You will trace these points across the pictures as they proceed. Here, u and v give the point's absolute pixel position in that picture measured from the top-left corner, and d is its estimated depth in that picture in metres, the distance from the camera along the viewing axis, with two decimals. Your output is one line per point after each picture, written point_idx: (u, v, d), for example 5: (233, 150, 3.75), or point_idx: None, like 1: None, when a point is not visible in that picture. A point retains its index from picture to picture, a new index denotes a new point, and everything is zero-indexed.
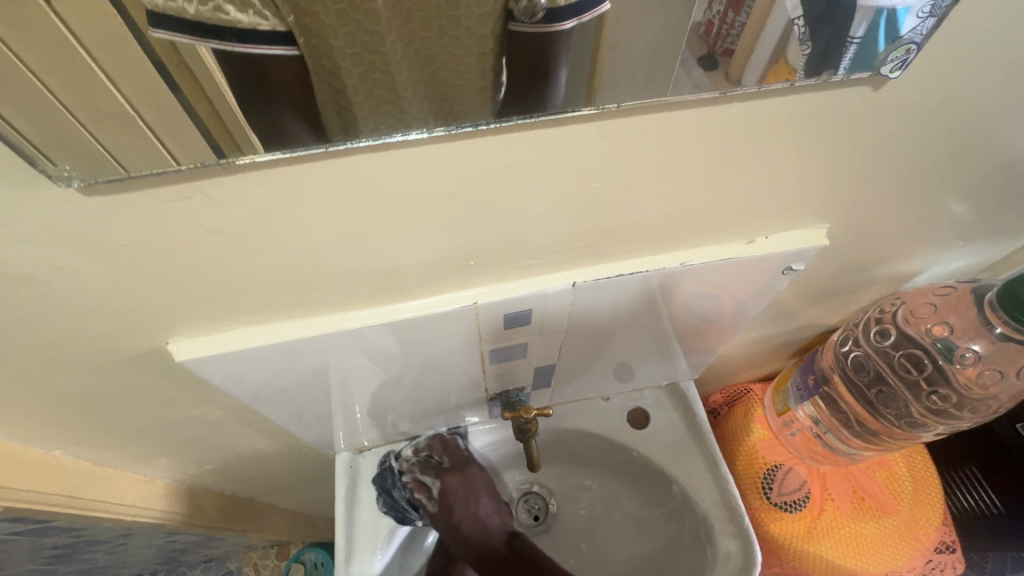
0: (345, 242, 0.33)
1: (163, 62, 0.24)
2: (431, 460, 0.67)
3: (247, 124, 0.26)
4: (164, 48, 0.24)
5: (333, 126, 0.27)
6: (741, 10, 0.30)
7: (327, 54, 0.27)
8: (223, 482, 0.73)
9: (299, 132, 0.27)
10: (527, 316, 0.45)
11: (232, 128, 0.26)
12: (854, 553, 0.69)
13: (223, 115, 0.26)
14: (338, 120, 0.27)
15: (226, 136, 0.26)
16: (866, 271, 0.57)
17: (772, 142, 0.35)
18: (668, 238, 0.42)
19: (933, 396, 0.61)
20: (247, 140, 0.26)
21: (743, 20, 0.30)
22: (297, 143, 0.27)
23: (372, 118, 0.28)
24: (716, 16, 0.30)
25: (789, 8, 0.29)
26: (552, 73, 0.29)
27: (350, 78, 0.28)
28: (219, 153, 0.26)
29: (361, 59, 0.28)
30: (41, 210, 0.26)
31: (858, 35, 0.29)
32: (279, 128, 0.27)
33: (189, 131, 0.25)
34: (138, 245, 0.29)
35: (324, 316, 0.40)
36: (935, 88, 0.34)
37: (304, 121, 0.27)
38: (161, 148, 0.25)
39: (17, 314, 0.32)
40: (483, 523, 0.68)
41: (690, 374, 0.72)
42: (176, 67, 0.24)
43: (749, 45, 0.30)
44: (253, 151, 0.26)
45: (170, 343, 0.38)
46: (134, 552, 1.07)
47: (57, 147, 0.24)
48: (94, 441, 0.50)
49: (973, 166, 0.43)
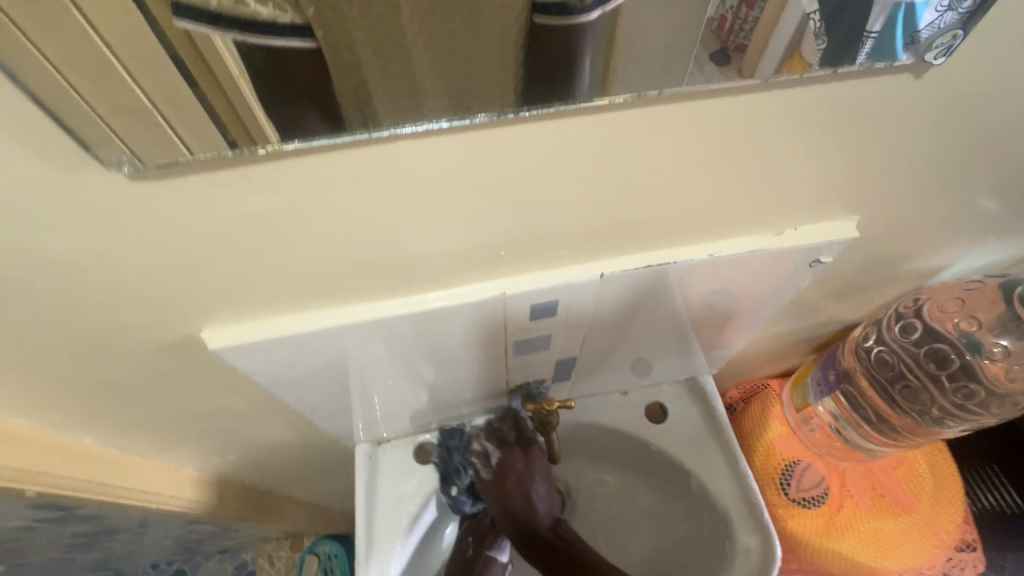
0: (376, 231, 0.33)
1: (180, 56, 0.24)
2: (499, 430, 0.65)
3: (262, 114, 0.26)
4: (184, 46, 0.24)
5: (352, 118, 0.27)
6: (756, 5, 0.29)
7: (347, 47, 0.27)
8: (243, 473, 0.73)
9: (316, 124, 0.27)
10: (552, 308, 0.45)
11: (244, 118, 0.26)
12: (873, 550, 0.68)
13: (237, 107, 0.26)
14: (356, 111, 0.27)
15: (239, 126, 0.26)
16: (891, 266, 0.56)
17: (806, 131, 0.34)
18: (695, 229, 0.42)
19: (958, 392, 0.61)
20: (261, 133, 0.26)
21: (757, 16, 0.29)
22: (315, 135, 0.27)
23: (390, 111, 0.28)
24: (730, 11, 0.29)
25: (806, 3, 0.29)
26: (576, 65, 0.29)
27: (371, 71, 0.28)
28: (232, 143, 0.26)
29: (382, 52, 0.28)
30: (86, 195, 0.26)
31: (875, 29, 0.29)
32: (298, 120, 0.26)
33: (201, 121, 0.25)
34: (177, 232, 0.30)
35: (352, 306, 0.40)
36: (973, 77, 0.34)
37: (321, 111, 0.27)
38: (177, 139, 0.25)
39: (55, 302, 0.33)
40: (533, 504, 0.62)
41: (708, 369, 0.72)
42: (194, 62, 0.25)
43: (759, 45, 0.29)
44: (265, 142, 0.26)
45: (205, 331, 0.39)
46: (151, 542, 1.08)
47: (94, 140, 0.24)
48: (121, 429, 0.51)
49: (1007, 159, 0.43)
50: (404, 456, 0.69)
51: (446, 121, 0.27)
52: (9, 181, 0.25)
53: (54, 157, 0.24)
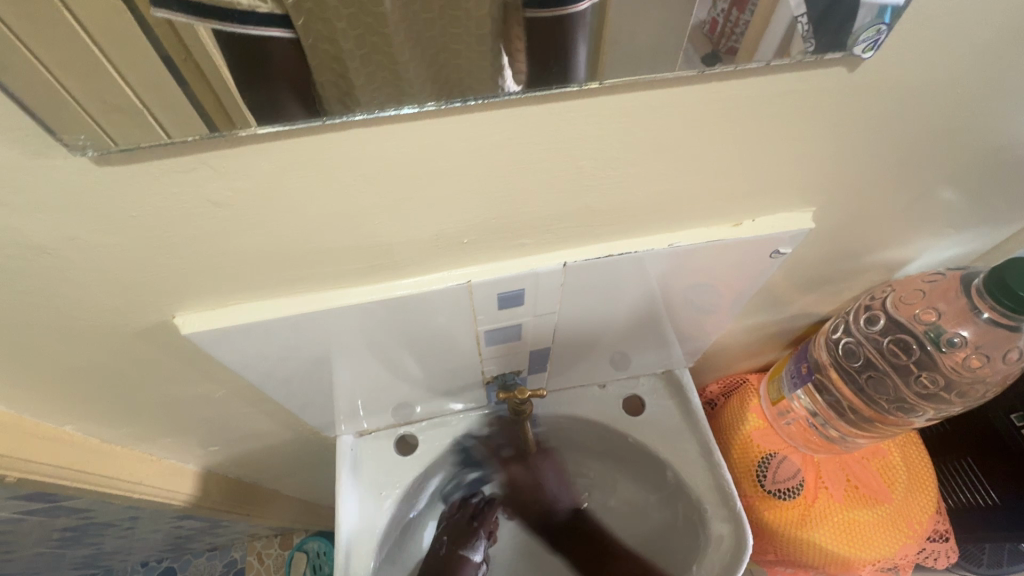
0: (341, 217, 0.35)
1: (171, 57, 0.25)
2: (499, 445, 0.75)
3: (239, 96, 0.27)
4: (172, 42, 0.25)
5: (330, 97, 0.28)
6: (746, 9, 0.29)
7: (330, 39, 0.27)
8: (227, 465, 0.75)
9: (291, 104, 0.27)
10: (520, 296, 0.47)
11: (222, 98, 0.27)
12: (846, 540, 0.69)
13: (218, 93, 0.26)
14: (335, 90, 0.28)
15: (218, 109, 0.27)
16: (858, 257, 0.58)
17: (756, 123, 0.36)
18: (656, 219, 0.43)
19: (922, 379, 0.63)
20: (238, 112, 0.27)
21: (747, 19, 0.30)
22: (288, 116, 0.27)
23: (368, 87, 0.28)
24: (721, 14, 0.29)
25: (793, 6, 0.30)
26: (570, 50, 0.29)
27: (353, 61, 0.28)
28: (209, 125, 0.27)
29: (364, 41, 0.28)
30: (56, 179, 0.28)
31: (863, 25, 0.30)
32: (275, 99, 0.27)
33: (179, 105, 0.26)
34: (147, 217, 0.31)
35: (322, 293, 0.42)
36: (921, 70, 0.35)
37: (297, 94, 0.27)
38: (155, 126, 0.26)
39: (31, 285, 0.34)
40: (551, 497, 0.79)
41: (685, 361, 0.73)
42: (183, 63, 0.26)
43: (753, 43, 0.30)
44: (246, 126, 0.27)
45: (176, 317, 0.40)
46: (140, 537, 1.09)
47: (71, 127, 0.25)
48: (104, 417, 0.52)
49: (961, 150, 0.44)
50: (385, 448, 0.70)
51: (396, 108, 0.28)
52: None
53: (23, 141, 0.25)
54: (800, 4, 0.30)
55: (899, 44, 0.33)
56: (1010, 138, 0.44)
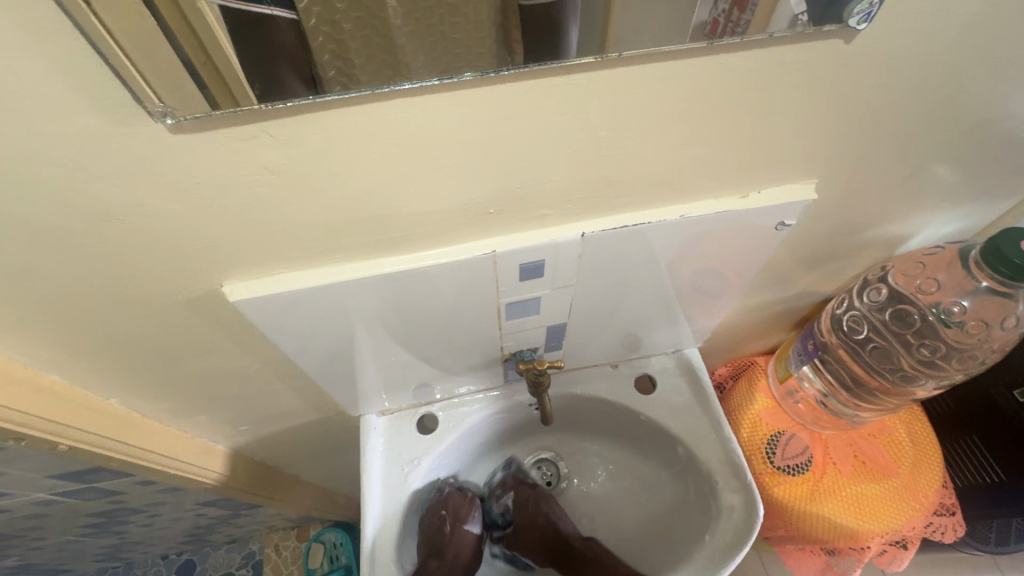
0: (377, 186, 0.38)
1: (191, 59, 0.28)
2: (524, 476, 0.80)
3: (242, 75, 0.29)
4: (189, 39, 0.28)
5: (329, 76, 0.31)
6: (746, 9, 0.33)
7: (330, 23, 0.31)
8: (254, 447, 0.77)
9: (293, 82, 0.30)
10: (540, 267, 0.50)
11: (227, 80, 0.29)
12: (855, 513, 0.71)
13: (225, 76, 0.29)
14: (334, 69, 0.31)
15: (224, 91, 0.29)
16: (857, 233, 0.60)
17: (758, 94, 0.38)
18: (667, 190, 0.46)
19: (922, 348, 0.66)
20: (243, 92, 0.30)
21: (749, 18, 0.33)
22: (291, 94, 0.30)
23: (369, 66, 0.32)
24: (721, 13, 0.33)
25: (795, 4, 0.33)
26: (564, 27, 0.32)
27: (352, 42, 0.32)
28: (213, 104, 0.29)
29: (364, 24, 0.32)
30: (131, 147, 0.31)
31: None
32: (275, 76, 0.30)
33: (184, 87, 0.29)
34: (208, 183, 0.34)
35: (357, 263, 0.45)
36: (915, 42, 0.38)
37: (297, 72, 0.30)
38: (162, 106, 0.29)
39: (98, 250, 0.37)
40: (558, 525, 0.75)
41: (694, 341, 0.75)
42: (203, 65, 0.29)
43: (767, 16, 0.34)
44: (248, 104, 0.30)
45: (224, 286, 0.44)
46: (163, 527, 1.12)
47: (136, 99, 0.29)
48: (145, 390, 0.55)
49: (954, 126, 0.47)
50: (406, 426, 0.73)
51: (438, 78, 0.31)
52: (71, 131, 0.29)
53: (109, 111, 0.29)
54: (801, 3, 0.33)
55: (889, 20, 0.36)
56: (999, 112, 0.46)
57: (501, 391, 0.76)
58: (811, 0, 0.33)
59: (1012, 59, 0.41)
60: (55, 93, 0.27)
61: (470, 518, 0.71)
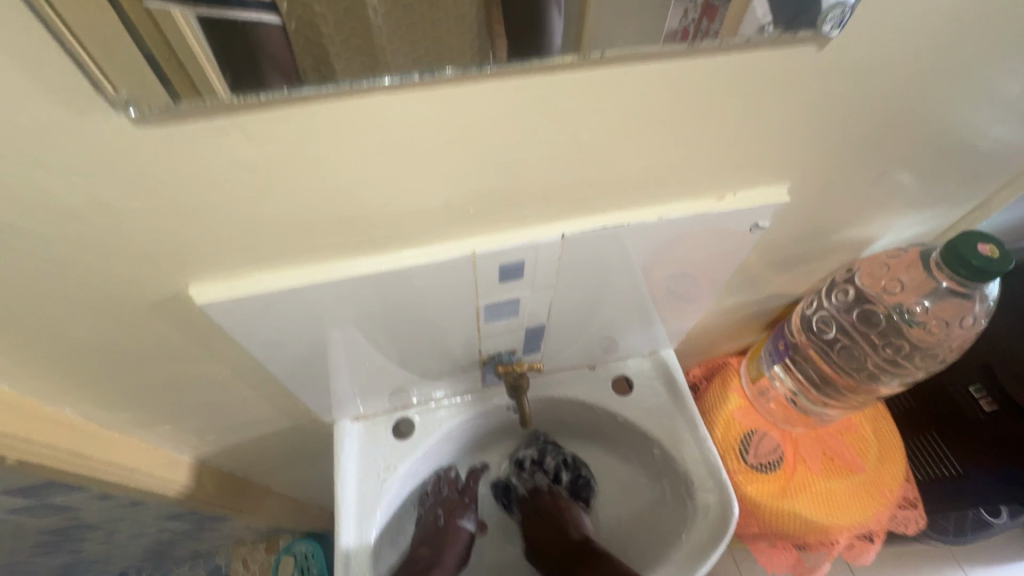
0: (354, 184, 0.37)
1: (153, 53, 0.27)
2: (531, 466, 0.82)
3: (210, 71, 0.28)
4: (154, 37, 0.27)
5: (309, 76, 0.30)
6: (714, 20, 0.34)
7: (311, 25, 0.31)
8: (222, 457, 0.74)
9: (273, 78, 0.29)
10: (520, 269, 0.50)
11: (192, 74, 0.28)
12: (825, 509, 0.73)
13: (189, 70, 0.28)
14: (314, 71, 0.30)
15: (187, 83, 0.28)
16: (826, 236, 0.62)
17: (736, 98, 0.39)
18: (646, 192, 0.47)
19: (887, 347, 0.68)
20: (208, 85, 0.28)
21: (716, 28, 0.34)
22: (270, 88, 0.29)
23: (348, 67, 0.31)
24: (691, 23, 0.34)
25: (761, 14, 0.34)
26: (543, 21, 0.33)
27: (332, 44, 0.31)
28: (175, 96, 0.28)
29: (342, 27, 0.31)
30: (93, 142, 0.29)
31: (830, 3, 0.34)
32: (254, 70, 0.29)
33: (142, 76, 0.27)
34: (176, 180, 0.33)
35: (331, 266, 0.44)
36: (883, 52, 0.39)
37: (279, 70, 0.30)
38: (118, 97, 0.27)
39: (54, 251, 0.35)
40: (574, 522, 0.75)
41: (669, 342, 0.76)
42: (166, 60, 0.27)
43: (735, 22, 0.34)
44: (214, 96, 0.28)
45: (190, 289, 0.42)
46: (122, 544, 1.06)
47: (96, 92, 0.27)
48: (104, 399, 0.52)
49: (917, 133, 0.48)
50: (381, 432, 0.71)
51: (418, 74, 0.31)
52: (26, 124, 0.28)
53: (68, 102, 0.27)
54: (767, 14, 0.34)
55: (861, 30, 0.37)
56: (958, 120, 0.48)
57: (478, 395, 0.75)
58: (776, 10, 0.34)
59: (970, 69, 0.43)
60: (10, 85, 0.26)
61: (465, 516, 0.74)
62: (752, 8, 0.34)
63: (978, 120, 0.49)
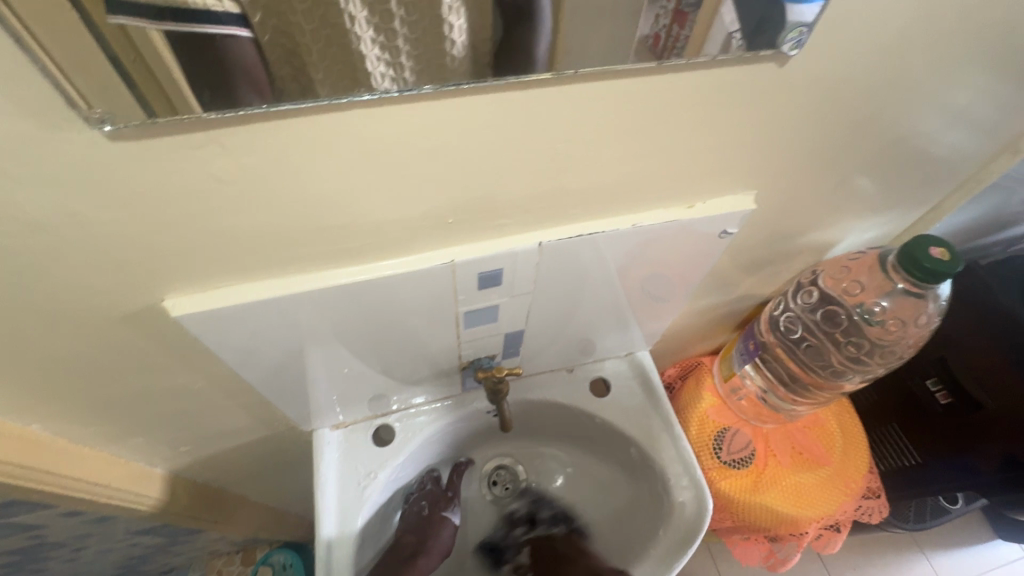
0: (332, 194, 0.37)
1: (119, 57, 0.26)
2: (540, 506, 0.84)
3: (183, 84, 0.28)
4: (122, 44, 0.26)
5: (289, 88, 0.31)
6: (684, 25, 0.36)
7: (286, 32, 0.31)
8: (196, 468, 0.73)
9: (247, 94, 0.30)
10: (499, 275, 0.51)
11: (165, 88, 0.28)
12: (794, 501, 0.76)
13: (160, 82, 0.28)
14: (295, 85, 0.31)
15: (159, 97, 0.28)
16: (791, 240, 0.65)
17: (703, 110, 0.41)
18: (620, 200, 0.48)
19: (850, 346, 0.72)
20: (182, 100, 0.28)
21: (686, 33, 0.36)
22: (244, 104, 0.29)
23: (326, 79, 0.32)
24: (662, 28, 0.35)
25: (728, 22, 0.36)
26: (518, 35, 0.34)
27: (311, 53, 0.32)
28: (150, 112, 0.28)
29: (319, 36, 0.32)
30: (66, 155, 0.29)
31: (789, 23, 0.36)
32: (228, 86, 0.29)
33: (114, 91, 0.27)
34: (151, 193, 0.33)
35: (308, 275, 0.44)
36: (839, 68, 0.41)
37: (251, 84, 0.30)
38: (88, 108, 0.27)
39: (22, 264, 0.34)
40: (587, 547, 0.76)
41: (645, 344, 0.78)
42: (132, 64, 0.27)
43: (699, 41, 0.36)
44: (189, 112, 0.29)
45: (165, 300, 0.42)
46: (90, 561, 1.02)
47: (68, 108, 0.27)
48: (74, 413, 0.51)
49: (871, 143, 0.51)
50: (362, 440, 0.71)
51: (399, 90, 0.32)
52: None
53: (42, 118, 0.27)
54: (734, 21, 0.36)
55: (818, 47, 0.39)
56: (911, 129, 0.51)
57: (457, 400, 0.75)
58: (743, 20, 0.36)
59: (920, 84, 0.46)
60: None
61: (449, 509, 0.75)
62: (720, 15, 0.35)
63: (929, 130, 0.52)
